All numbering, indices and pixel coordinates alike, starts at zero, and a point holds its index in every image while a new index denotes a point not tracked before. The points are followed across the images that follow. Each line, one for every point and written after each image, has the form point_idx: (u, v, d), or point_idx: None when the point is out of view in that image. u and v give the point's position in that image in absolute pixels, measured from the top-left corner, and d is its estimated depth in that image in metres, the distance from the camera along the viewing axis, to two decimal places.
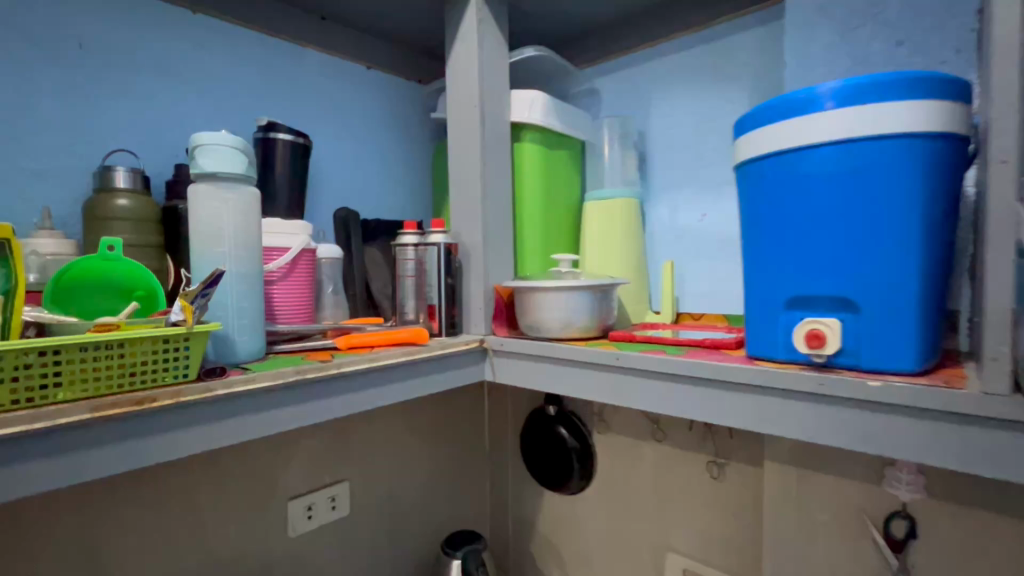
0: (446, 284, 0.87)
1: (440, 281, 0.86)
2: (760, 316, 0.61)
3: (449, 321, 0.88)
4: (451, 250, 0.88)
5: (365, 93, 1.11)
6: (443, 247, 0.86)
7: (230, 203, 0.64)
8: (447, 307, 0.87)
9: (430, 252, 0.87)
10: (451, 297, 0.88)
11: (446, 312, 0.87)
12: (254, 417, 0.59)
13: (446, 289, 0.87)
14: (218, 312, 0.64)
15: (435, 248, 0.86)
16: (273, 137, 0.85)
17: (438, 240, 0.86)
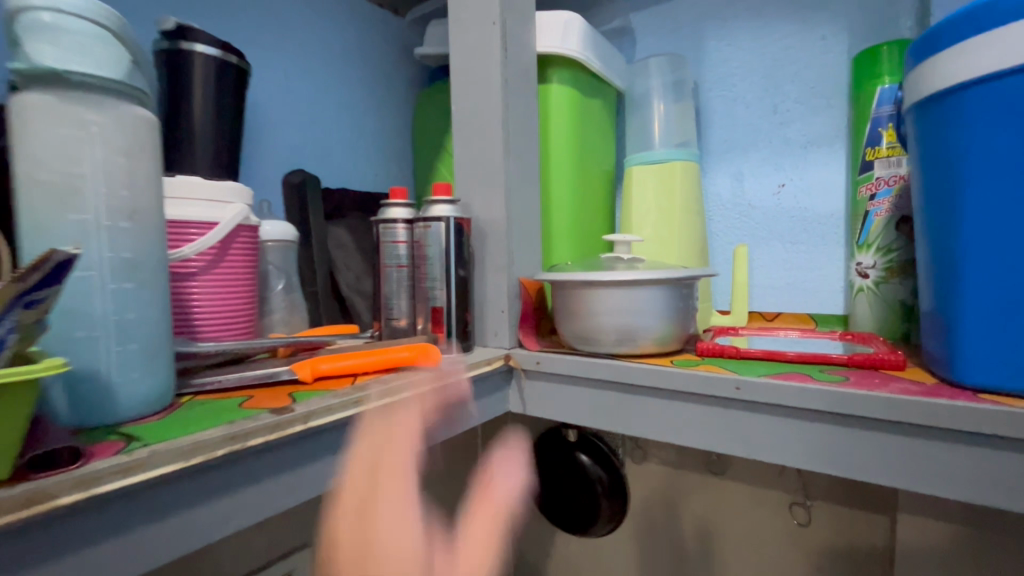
0: (456, 277, 0.60)
1: (447, 272, 0.60)
2: (988, 324, 0.41)
3: (462, 330, 0.61)
4: (463, 227, 0.61)
5: (324, 18, 0.81)
6: (452, 223, 0.59)
7: (93, 130, 0.34)
8: (459, 310, 0.61)
9: (432, 231, 0.60)
10: (463, 296, 0.61)
11: (457, 317, 0.61)
12: (156, 531, 0.32)
13: (457, 285, 0.61)
14: (78, 332, 0.35)
15: (440, 225, 0.59)
16: (187, 51, 0.55)
17: (442, 213, 0.59)
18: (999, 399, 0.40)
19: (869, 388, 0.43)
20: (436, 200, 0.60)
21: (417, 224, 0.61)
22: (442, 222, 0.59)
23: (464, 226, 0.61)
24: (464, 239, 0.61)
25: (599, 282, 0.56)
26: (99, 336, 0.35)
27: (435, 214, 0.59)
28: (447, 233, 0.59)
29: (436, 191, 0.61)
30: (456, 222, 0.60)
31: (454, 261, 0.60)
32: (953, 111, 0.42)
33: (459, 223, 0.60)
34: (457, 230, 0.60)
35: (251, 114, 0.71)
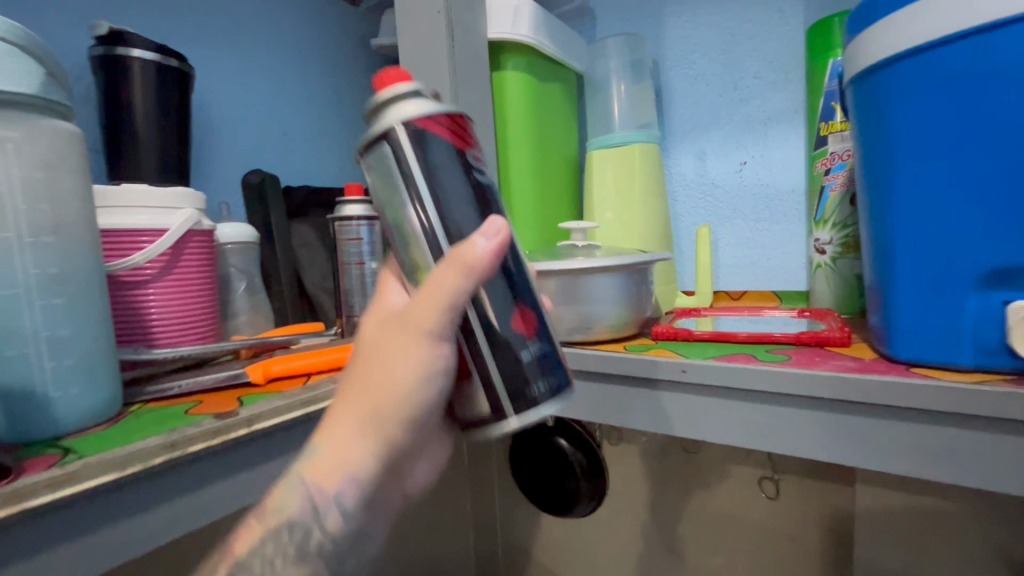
0: (498, 292, 0.33)
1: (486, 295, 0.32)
2: (918, 303, 0.40)
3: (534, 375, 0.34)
4: (460, 150, 0.33)
5: (276, 13, 0.80)
6: (404, 130, 0.32)
7: (10, 147, 0.34)
8: (503, 350, 0.33)
9: (376, 181, 0.33)
10: (517, 300, 0.34)
11: (501, 358, 0.33)
12: (92, 540, 0.32)
13: (503, 310, 0.33)
14: (8, 350, 0.35)
15: (387, 143, 0.32)
16: (123, 55, 0.54)
17: (391, 117, 0.32)
18: (933, 372, 0.39)
19: (809, 367, 0.44)
20: (379, 91, 0.33)
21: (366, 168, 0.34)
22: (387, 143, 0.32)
23: (430, 130, 0.32)
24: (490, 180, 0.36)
25: (551, 273, 0.55)
26: (31, 353, 0.36)
27: (389, 117, 0.32)
28: (398, 153, 0.32)
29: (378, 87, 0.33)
30: (411, 127, 0.32)
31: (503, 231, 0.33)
32: (889, 83, 0.41)
33: (416, 133, 0.32)
34: (417, 145, 0.32)
35: (203, 117, 0.71)
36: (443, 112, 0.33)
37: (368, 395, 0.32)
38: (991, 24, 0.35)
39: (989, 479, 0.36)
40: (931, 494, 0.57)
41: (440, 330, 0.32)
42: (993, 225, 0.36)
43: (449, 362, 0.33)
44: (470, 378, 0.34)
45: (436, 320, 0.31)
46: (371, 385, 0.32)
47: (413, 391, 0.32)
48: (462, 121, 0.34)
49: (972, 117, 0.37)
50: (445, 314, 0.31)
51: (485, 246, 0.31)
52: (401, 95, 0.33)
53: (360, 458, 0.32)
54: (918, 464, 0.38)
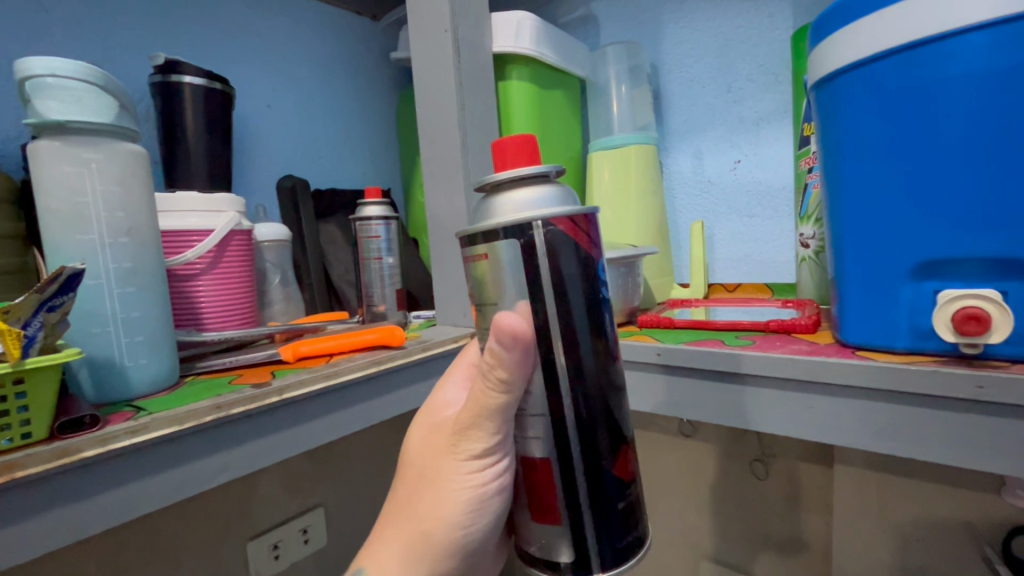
0: (604, 443, 0.33)
1: (594, 444, 0.33)
2: (864, 293, 0.44)
3: (626, 528, 0.34)
4: (590, 258, 0.33)
5: (306, 33, 0.89)
6: (533, 227, 0.31)
7: (92, 166, 0.43)
8: (604, 503, 0.33)
9: (497, 268, 0.32)
10: (625, 446, 0.34)
11: (598, 509, 0.33)
12: (159, 479, 0.41)
13: (614, 456, 0.33)
14: (94, 328, 0.44)
15: (509, 240, 0.31)
16: (176, 80, 0.63)
17: (518, 208, 0.31)
18: (874, 355, 0.43)
19: (769, 350, 0.48)
20: (503, 177, 0.32)
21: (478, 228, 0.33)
22: (511, 236, 0.31)
23: (567, 236, 0.31)
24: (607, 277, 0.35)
25: None
26: (111, 330, 0.45)
27: (511, 209, 0.31)
28: (531, 256, 0.31)
29: (502, 166, 0.32)
30: (546, 228, 0.31)
31: (608, 360, 0.34)
32: (833, 96, 0.44)
33: (551, 234, 0.31)
34: (545, 248, 0.31)
35: (243, 129, 0.80)
36: (573, 210, 0.32)
37: (421, 518, 0.36)
38: (908, 44, 0.38)
39: (918, 449, 0.40)
40: (906, 476, 0.60)
41: (483, 443, 0.35)
42: (921, 225, 0.40)
43: (496, 478, 0.36)
44: (561, 521, 0.34)
45: (481, 434, 0.35)
46: (423, 509, 0.36)
47: (455, 509, 0.36)
48: (592, 222, 0.33)
49: (901, 127, 0.40)
50: (490, 426, 0.34)
51: (508, 357, 0.32)
52: (526, 182, 0.32)
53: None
54: (860, 437, 0.43)
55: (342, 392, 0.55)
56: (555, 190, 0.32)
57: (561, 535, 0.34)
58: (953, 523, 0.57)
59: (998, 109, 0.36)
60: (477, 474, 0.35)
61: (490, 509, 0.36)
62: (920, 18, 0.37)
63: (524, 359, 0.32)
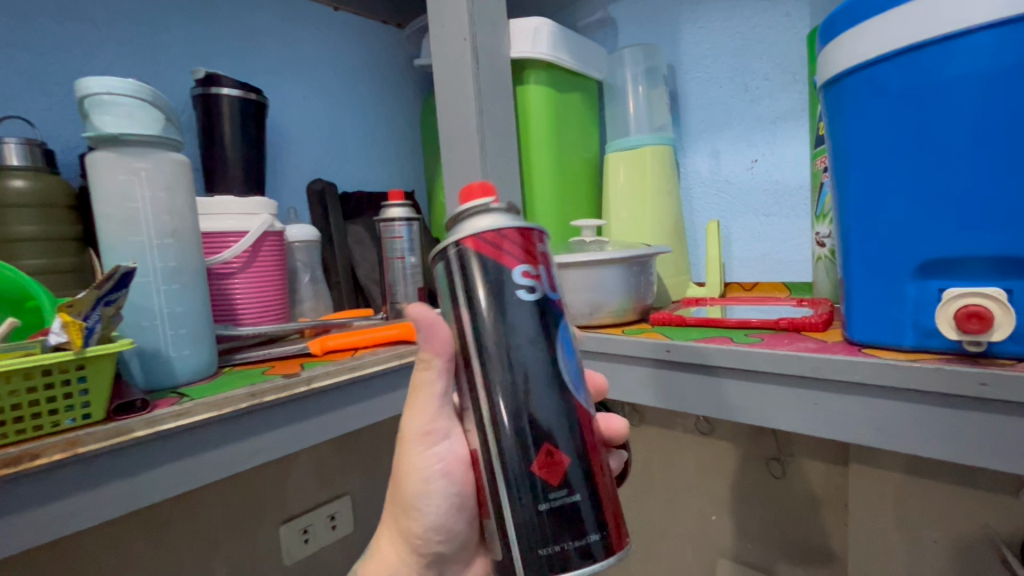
0: (518, 439, 0.32)
1: (509, 441, 0.32)
2: (870, 290, 0.44)
3: (552, 534, 0.31)
4: (510, 270, 0.33)
5: (334, 42, 0.94)
6: (457, 247, 0.34)
7: (142, 175, 0.47)
8: (525, 504, 0.32)
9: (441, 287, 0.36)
10: (552, 446, 0.32)
11: (519, 511, 0.32)
12: (199, 459, 0.45)
13: (529, 454, 0.32)
14: (142, 321, 0.48)
15: (443, 260, 0.35)
16: (215, 93, 0.68)
17: (455, 234, 0.35)
18: (879, 352, 0.44)
19: (777, 348, 0.49)
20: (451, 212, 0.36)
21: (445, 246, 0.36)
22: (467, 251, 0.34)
23: (483, 251, 0.33)
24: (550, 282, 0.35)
25: (562, 264, 0.63)
26: (158, 324, 0.49)
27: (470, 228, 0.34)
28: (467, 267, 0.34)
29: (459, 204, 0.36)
30: (474, 245, 0.34)
31: (534, 354, 0.33)
32: (838, 97, 0.45)
33: (470, 250, 0.34)
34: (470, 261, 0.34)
35: (276, 136, 0.85)
36: (499, 231, 0.34)
37: (396, 508, 0.39)
38: (909, 46, 0.39)
39: (923, 447, 0.40)
40: (923, 476, 0.59)
41: (420, 428, 0.36)
42: (924, 224, 0.40)
43: (440, 464, 0.36)
44: (490, 518, 0.33)
45: (416, 420, 0.36)
46: (396, 498, 0.39)
47: (413, 498, 0.37)
48: (522, 239, 0.34)
49: (904, 127, 0.41)
50: (424, 411, 0.36)
51: (424, 340, 0.35)
52: (468, 213, 0.35)
53: (397, 564, 0.39)
54: (864, 434, 0.43)
55: (364, 384, 0.58)
56: (493, 217, 0.35)
57: (493, 533, 0.33)
58: (971, 525, 0.57)
59: (1001, 109, 0.36)
60: (421, 462, 0.36)
61: (444, 494, 0.37)
62: (920, 22, 0.38)
63: (435, 338, 0.35)
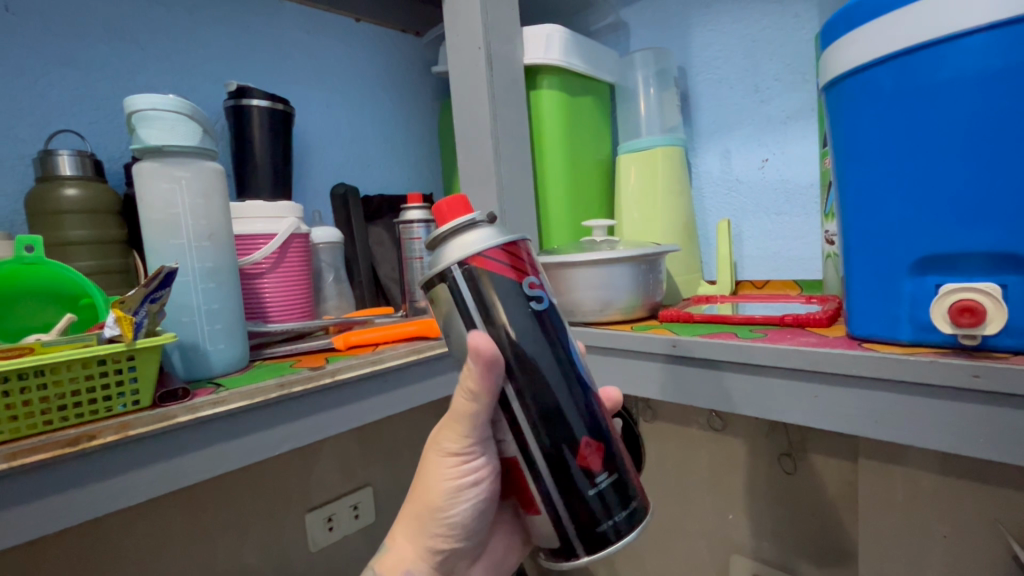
0: (560, 439, 0.36)
1: (551, 444, 0.36)
2: (869, 286, 0.46)
3: (601, 512, 0.36)
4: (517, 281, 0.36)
5: (356, 52, 0.98)
6: (462, 267, 0.35)
7: (182, 183, 0.52)
8: (573, 494, 0.36)
9: (445, 310, 0.37)
10: (587, 438, 0.36)
11: (570, 500, 0.36)
12: (234, 444, 0.49)
13: (572, 449, 0.36)
14: (183, 316, 0.53)
15: (446, 282, 0.36)
16: (246, 104, 0.73)
17: (450, 254, 0.36)
18: (878, 347, 0.45)
19: (779, 342, 0.51)
20: (435, 233, 0.37)
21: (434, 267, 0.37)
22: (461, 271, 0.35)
23: (488, 268, 0.35)
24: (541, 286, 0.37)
25: (573, 263, 0.66)
26: (196, 319, 0.53)
27: (458, 249, 0.36)
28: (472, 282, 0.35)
29: (438, 223, 0.37)
30: (469, 264, 0.35)
31: (550, 361, 0.36)
32: (838, 100, 0.47)
33: (475, 269, 0.35)
34: (473, 280, 0.35)
35: (302, 143, 0.89)
36: (497, 246, 0.36)
37: (417, 506, 0.42)
38: (905, 50, 0.40)
39: (918, 437, 0.42)
40: (932, 471, 0.60)
41: (456, 445, 0.39)
42: (920, 223, 0.42)
43: (473, 474, 0.40)
44: (541, 513, 0.37)
45: (455, 437, 0.39)
46: (418, 497, 0.42)
47: (441, 499, 0.41)
48: (516, 250, 0.37)
49: (900, 130, 0.42)
50: (463, 434, 0.38)
51: (475, 372, 0.35)
52: (457, 231, 0.36)
53: (416, 558, 0.42)
54: (862, 425, 0.45)
55: (385, 376, 0.62)
56: (483, 232, 0.37)
57: (545, 524, 0.37)
58: (979, 520, 0.57)
59: (995, 111, 0.37)
60: (454, 471, 0.39)
61: (471, 496, 0.41)
62: (914, 25, 0.39)
63: (490, 376, 0.35)
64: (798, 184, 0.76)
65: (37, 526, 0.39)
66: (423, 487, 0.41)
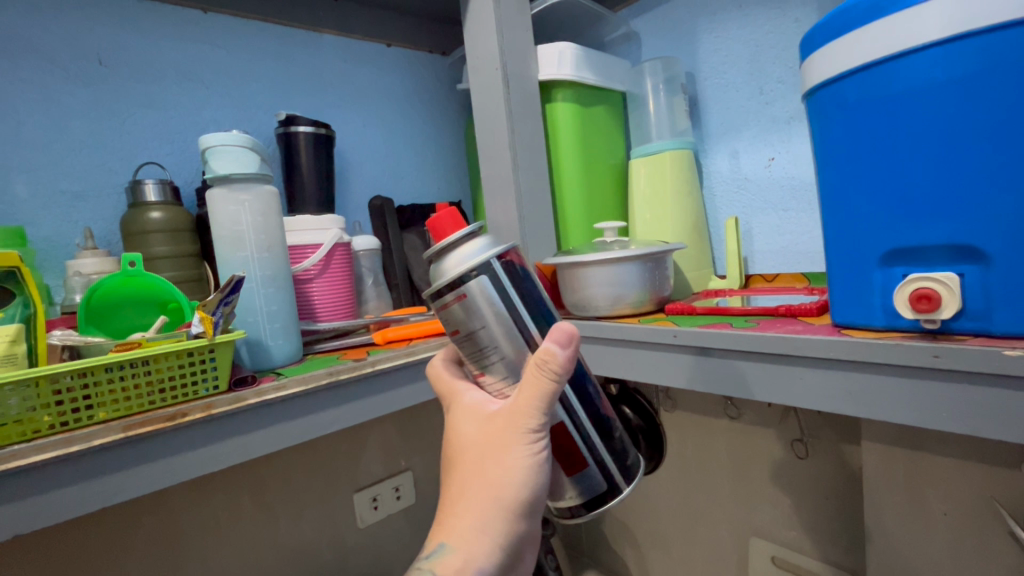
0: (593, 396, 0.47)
1: (584, 409, 0.46)
2: (844, 278, 0.50)
3: (626, 448, 0.49)
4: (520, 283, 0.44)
5: (388, 75, 1.07)
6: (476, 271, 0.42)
7: (245, 205, 0.61)
8: (612, 438, 0.47)
9: (457, 319, 0.43)
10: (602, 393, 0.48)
11: (609, 443, 0.47)
12: (293, 423, 0.58)
13: (601, 402, 0.47)
14: (249, 318, 0.63)
15: (457, 288, 0.42)
16: (294, 131, 0.83)
17: (455, 264, 0.42)
18: (854, 333, 0.50)
19: (769, 331, 0.55)
20: (440, 246, 0.43)
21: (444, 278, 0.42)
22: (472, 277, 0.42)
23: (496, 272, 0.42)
24: (533, 284, 0.45)
25: (586, 263, 0.72)
26: (259, 319, 0.63)
27: (461, 261, 0.42)
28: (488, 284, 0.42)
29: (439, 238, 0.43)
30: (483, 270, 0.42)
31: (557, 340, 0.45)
32: (813, 109, 0.51)
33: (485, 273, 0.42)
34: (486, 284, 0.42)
35: (343, 160, 0.99)
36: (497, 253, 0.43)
37: (492, 488, 0.42)
38: (864, 65, 0.45)
39: (891, 413, 0.46)
40: (933, 453, 0.62)
41: (536, 423, 0.41)
42: (884, 221, 0.46)
43: (543, 444, 0.42)
44: (590, 465, 0.46)
45: (534, 415, 0.41)
46: (489, 482, 0.42)
47: (517, 483, 0.42)
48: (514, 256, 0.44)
49: (864, 137, 0.47)
50: (539, 408, 0.41)
51: (565, 348, 0.40)
52: (458, 244, 0.43)
53: (486, 553, 0.41)
54: (843, 403, 0.49)
55: (418, 366, 0.70)
56: (481, 241, 0.43)
57: (596, 473, 0.46)
58: (979, 498, 0.60)
59: (945, 118, 0.42)
60: (531, 450, 0.42)
61: (543, 482, 0.43)
62: (871, 44, 0.44)
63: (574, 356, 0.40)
64: (802, 181, 0.79)
65: (146, 484, 0.49)
66: (496, 465, 0.42)
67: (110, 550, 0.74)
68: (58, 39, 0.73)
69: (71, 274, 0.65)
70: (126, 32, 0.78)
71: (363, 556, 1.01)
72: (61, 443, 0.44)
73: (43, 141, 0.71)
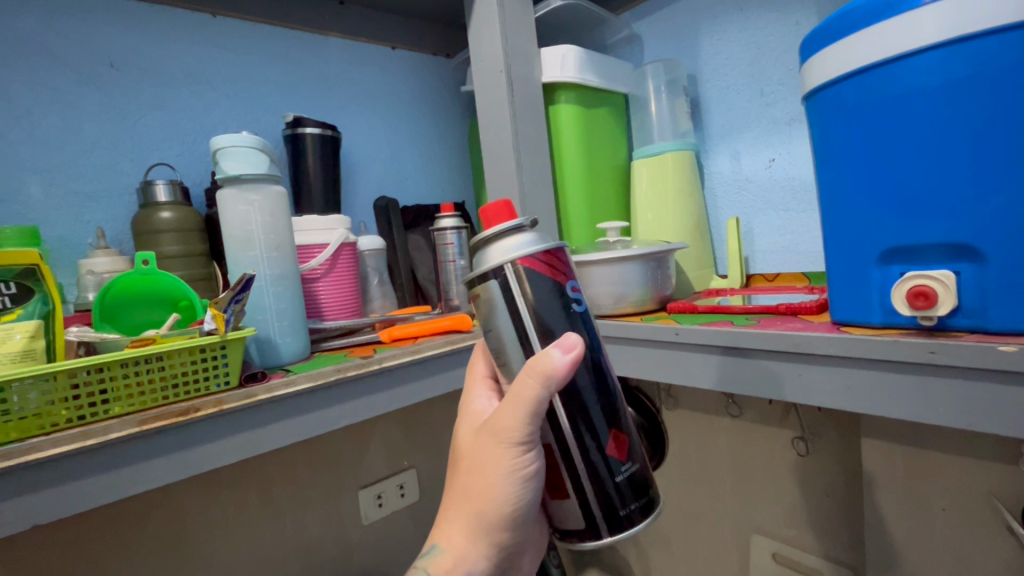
0: (592, 434, 0.43)
1: (577, 442, 0.43)
2: (843, 276, 0.51)
3: (622, 499, 0.44)
4: (559, 284, 0.44)
5: (393, 76, 1.09)
6: (513, 265, 0.43)
7: (255, 205, 0.63)
8: (602, 483, 0.44)
9: (486, 309, 0.44)
10: (612, 433, 0.44)
11: (597, 487, 0.44)
12: (301, 418, 0.60)
13: (601, 444, 0.44)
14: (259, 315, 0.64)
15: (489, 279, 0.43)
16: (301, 132, 0.84)
17: (496, 255, 0.44)
18: (853, 329, 0.51)
19: (769, 329, 0.56)
20: (486, 235, 0.44)
21: (483, 267, 0.44)
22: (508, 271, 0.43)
23: (535, 269, 0.43)
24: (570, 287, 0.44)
25: (589, 262, 0.73)
26: (268, 317, 0.65)
27: (501, 254, 0.43)
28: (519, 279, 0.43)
29: (486, 226, 0.45)
30: (521, 266, 0.43)
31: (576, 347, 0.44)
32: (813, 110, 0.52)
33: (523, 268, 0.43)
34: (519, 280, 0.43)
35: (349, 161, 1.01)
36: (540, 251, 0.43)
37: (479, 495, 0.43)
38: (862, 68, 0.46)
39: (888, 408, 0.47)
40: (932, 449, 0.63)
41: (520, 434, 0.42)
42: (882, 220, 0.47)
43: (529, 454, 0.43)
44: (570, 497, 0.45)
45: (519, 426, 0.41)
46: (477, 491, 0.43)
47: (504, 490, 0.42)
48: (559, 255, 0.44)
49: (863, 138, 0.48)
50: (524, 420, 0.41)
51: (561, 360, 0.40)
52: (504, 235, 0.44)
53: (474, 557, 0.43)
54: (842, 399, 0.50)
55: (423, 364, 0.72)
56: (527, 236, 0.44)
57: (574, 508, 0.45)
58: (977, 494, 0.61)
59: (942, 120, 0.43)
60: (516, 460, 0.42)
61: (531, 487, 0.44)
62: (869, 47, 0.45)
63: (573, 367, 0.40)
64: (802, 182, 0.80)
65: (160, 477, 0.50)
66: (482, 474, 0.43)
67: (120, 544, 0.75)
68: (72, 43, 0.74)
69: (84, 272, 0.66)
70: (137, 35, 0.79)
71: (367, 552, 1.02)
72: (78, 436, 0.46)
73: (56, 142, 0.73)
